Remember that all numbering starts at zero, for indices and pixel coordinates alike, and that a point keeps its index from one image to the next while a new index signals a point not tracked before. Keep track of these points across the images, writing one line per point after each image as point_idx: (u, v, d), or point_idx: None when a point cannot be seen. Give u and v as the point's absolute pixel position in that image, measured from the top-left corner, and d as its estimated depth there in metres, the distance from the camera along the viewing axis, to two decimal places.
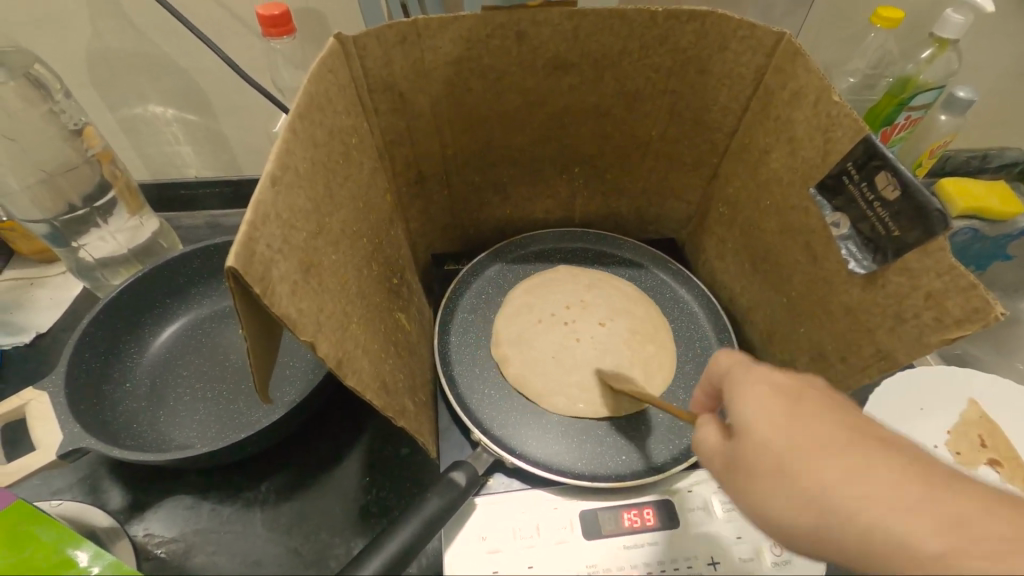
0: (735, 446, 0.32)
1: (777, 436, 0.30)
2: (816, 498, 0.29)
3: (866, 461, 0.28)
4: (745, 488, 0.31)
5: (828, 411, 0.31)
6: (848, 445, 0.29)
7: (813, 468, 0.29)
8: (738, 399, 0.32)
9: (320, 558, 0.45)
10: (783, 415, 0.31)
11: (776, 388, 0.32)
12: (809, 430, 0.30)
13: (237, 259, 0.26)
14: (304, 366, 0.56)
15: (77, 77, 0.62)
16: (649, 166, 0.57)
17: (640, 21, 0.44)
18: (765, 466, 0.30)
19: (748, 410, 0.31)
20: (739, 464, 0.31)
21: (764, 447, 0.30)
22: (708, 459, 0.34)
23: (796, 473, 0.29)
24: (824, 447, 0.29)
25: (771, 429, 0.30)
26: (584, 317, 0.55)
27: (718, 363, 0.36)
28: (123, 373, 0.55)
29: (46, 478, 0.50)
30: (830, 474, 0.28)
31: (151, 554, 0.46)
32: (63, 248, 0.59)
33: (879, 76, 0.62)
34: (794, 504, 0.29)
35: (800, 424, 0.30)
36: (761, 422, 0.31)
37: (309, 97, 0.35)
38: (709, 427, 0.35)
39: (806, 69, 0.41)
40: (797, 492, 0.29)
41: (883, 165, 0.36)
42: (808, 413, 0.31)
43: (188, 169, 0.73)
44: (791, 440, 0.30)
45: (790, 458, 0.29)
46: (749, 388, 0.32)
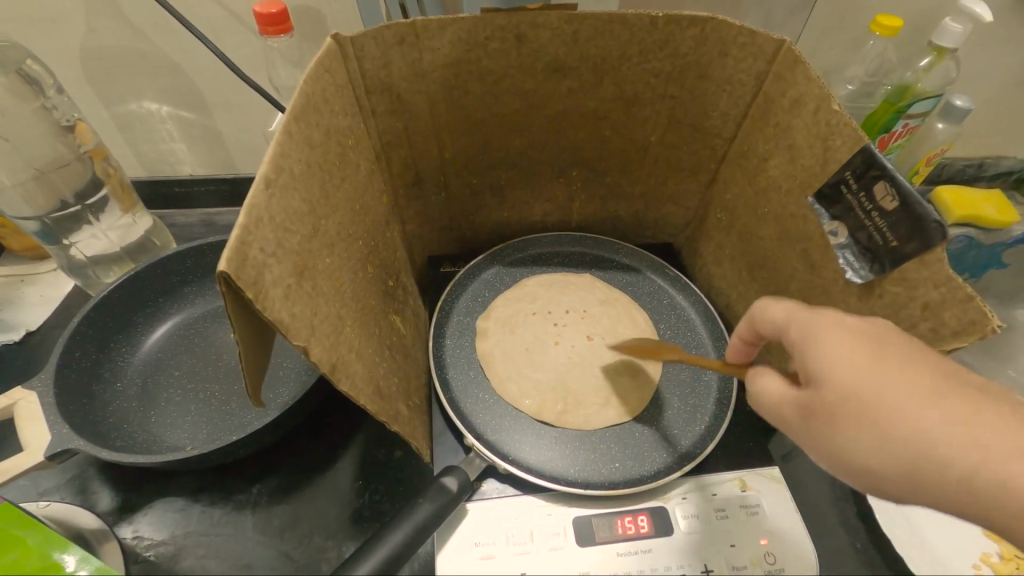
0: (813, 391, 0.33)
1: (860, 385, 0.31)
2: (898, 440, 0.31)
3: (935, 401, 0.31)
4: (826, 435, 0.32)
5: (901, 356, 0.32)
6: (931, 392, 0.31)
7: (898, 411, 0.31)
8: (813, 347, 0.33)
9: (311, 561, 0.45)
10: (858, 360, 0.32)
11: (858, 336, 0.33)
12: (883, 376, 0.31)
13: (229, 263, 0.25)
14: (298, 368, 0.55)
15: (71, 73, 0.61)
16: (649, 171, 0.57)
17: (640, 25, 0.44)
18: (848, 412, 0.31)
19: (825, 359, 0.32)
20: (815, 412, 0.33)
21: (852, 396, 0.31)
22: (776, 410, 0.35)
23: (879, 418, 0.31)
24: (892, 390, 0.31)
25: (853, 374, 0.31)
26: (583, 322, 0.55)
27: (770, 309, 0.37)
28: (114, 372, 0.55)
29: (34, 478, 0.49)
30: (903, 415, 0.31)
31: (141, 557, 0.45)
32: (54, 246, 0.58)
33: (878, 84, 0.62)
34: (893, 440, 0.31)
35: (882, 370, 0.31)
36: (836, 367, 0.32)
37: (305, 98, 0.35)
38: (774, 378, 0.36)
39: (806, 76, 0.41)
40: (883, 433, 0.31)
41: (882, 175, 0.36)
42: (886, 359, 0.32)
43: (182, 167, 0.73)
44: (877, 388, 0.31)
45: (875, 402, 0.31)
46: (825, 338, 0.33)
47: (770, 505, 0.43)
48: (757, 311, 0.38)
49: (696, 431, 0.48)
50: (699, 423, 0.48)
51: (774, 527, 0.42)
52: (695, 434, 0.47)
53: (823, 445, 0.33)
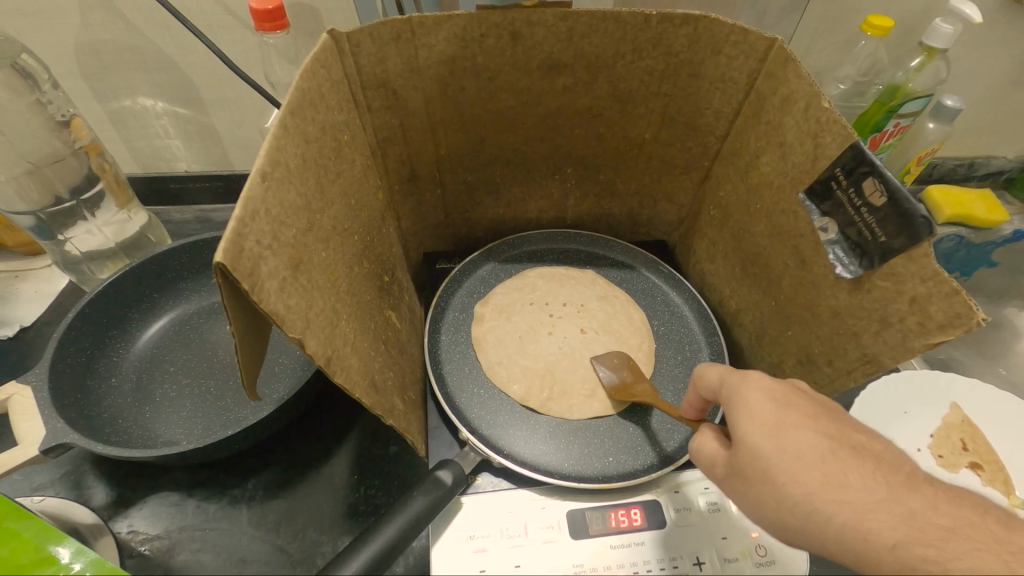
0: (733, 453, 0.35)
1: (770, 446, 0.33)
2: (787, 497, 0.32)
3: (830, 463, 0.32)
4: (743, 494, 0.34)
5: (808, 419, 0.34)
6: (828, 456, 0.33)
7: (792, 472, 0.32)
8: (734, 409, 0.35)
9: (306, 556, 0.45)
10: (770, 422, 0.34)
11: (776, 398, 0.34)
12: (791, 438, 0.33)
13: (225, 255, 0.25)
14: (293, 364, 0.56)
15: (66, 67, 0.61)
16: (643, 168, 0.57)
17: (634, 23, 0.44)
18: (758, 475, 0.33)
19: (745, 416, 0.34)
20: (735, 471, 0.35)
21: (761, 460, 0.33)
22: (705, 465, 0.37)
23: (786, 483, 0.32)
24: (797, 447, 0.33)
25: (758, 434, 0.33)
26: (577, 315, 0.55)
27: (707, 373, 0.39)
28: (108, 368, 0.55)
29: (29, 473, 0.49)
30: (805, 476, 0.32)
31: (136, 551, 0.45)
32: (49, 241, 0.58)
33: (869, 84, 0.63)
34: (779, 501, 0.33)
35: (788, 432, 0.33)
36: (751, 426, 0.34)
37: (301, 93, 0.35)
38: (705, 437, 0.38)
39: (797, 75, 0.41)
40: (777, 494, 0.33)
41: (871, 172, 0.36)
42: (795, 420, 0.34)
43: (177, 163, 0.73)
44: (784, 449, 0.33)
45: (776, 463, 0.32)
46: (744, 396, 0.35)
47: None
48: (695, 374, 0.40)
49: (688, 427, 0.48)
50: None
51: None
52: (687, 430, 0.48)
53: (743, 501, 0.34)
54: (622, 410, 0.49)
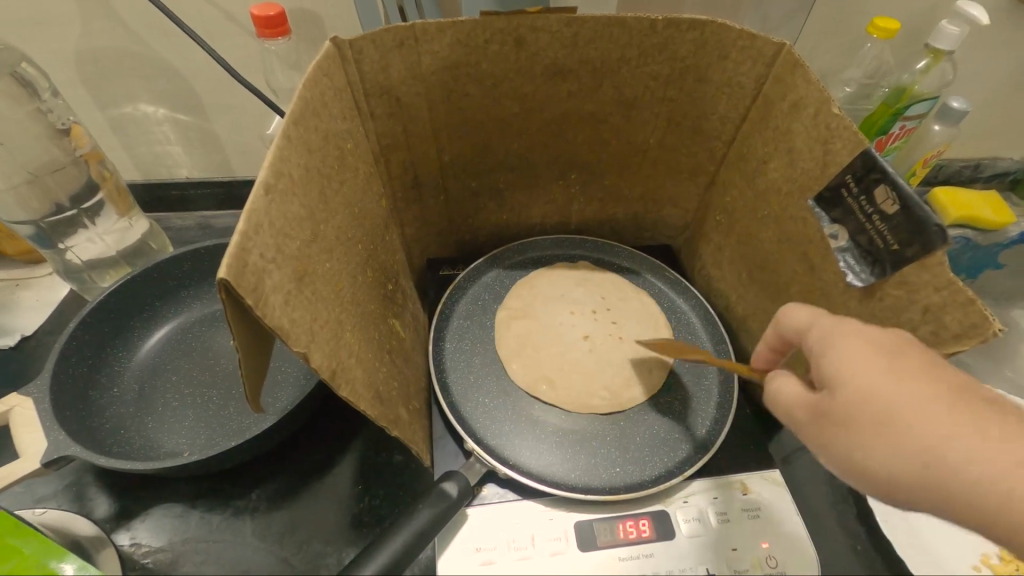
0: (828, 395, 0.32)
1: (871, 388, 0.31)
2: (913, 443, 0.30)
3: (958, 413, 0.30)
4: (841, 435, 0.32)
5: (931, 368, 0.31)
6: (953, 406, 0.30)
7: (914, 421, 0.30)
8: (826, 350, 0.33)
9: (311, 567, 0.45)
10: (871, 366, 0.31)
11: (872, 342, 0.32)
12: (902, 383, 0.31)
13: (229, 271, 0.25)
14: (297, 372, 0.55)
15: (66, 75, 0.61)
16: (648, 173, 0.57)
17: (639, 28, 0.44)
18: (859, 419, 0.31)
19: (846, 364, 0.32)
20: (823, 416, 0.33)
21: (860, 402, 0.31)
22: (790, 412, 0.35)
23: (902, 426, 0.30)
24: (920, 395, 0.30)
25: (875, 380, 0.31)
26: (604, 322, 0.55)
27: (794, 312, 0.36)
28: (110, 377, 0.54)
29: (30, 485, 0.49)
30: (919, 420, 0.30)
31: (139, 564, 0.45)
32: (50, 250, 0.58)
33: (875, 86, 0.61)
34: (895, 443, 0.30)
35: (912, 380, 0.31)
36: (858, 369, 0.31)
37: (303, 102, 0.35)
38: (792, 382, 0.35)
39: (806, 80, 0.41)
40: (897, 437, 0.30)
41: (882, 178, 0.36)
42: (909, 366, 0.31)
43: (179, 170, 0.72)
44: (891, 394, 0.30)
45: (897, 407, 0.30)
46: (849, 343, 0.32)
47: (772, 509, 0.43)
48: (783, 312, 0.37)
49: (698, 435, 0.47)
50: (700, 427, 0.48)
51: (774, 530, 0.42)
52: (697, 438, 0.47)
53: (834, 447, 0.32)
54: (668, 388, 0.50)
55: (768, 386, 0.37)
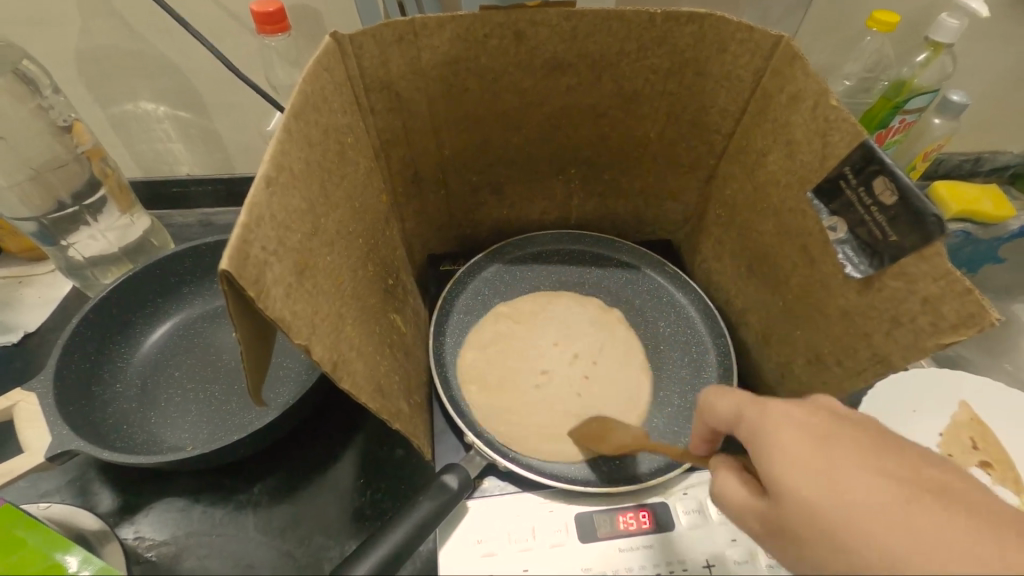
0: (769, 504, 0.31)
1: (817, 493, 0.29)
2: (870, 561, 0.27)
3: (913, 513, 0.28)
4: (799, 556, 0.30)
5: (860, 455, 0.30)
6: (905, 499, 0.28)
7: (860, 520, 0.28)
8: (759, 445, 0.32)
9: (313, 560, 0.45)
10: (809, 461, 0.30)
11: (803, 430, 0.31)
12: (843, 472, 0.29)
13: (230, 262, 0.25)
14: (299, 367, 0.55)
15: (66, 73, 0.61)
16: (647, 169, 0.57)
17: (638, 22, 0.44)
18: (810, 528, 0.29)
19: (776, 462, 0.31)
20: (776, 525, 0.31)
21: (807, 507, 0.29)
22: (739, 519, 0.33)
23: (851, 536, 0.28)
24: (865, 483, 0.29)
25: (807, 480, 0.29)
26: (580, 367, 0.52)
27: (719, 403, 0.37)
28: (113, 374, 0.55)
29: (35, 480, 0.49)
30: (877, 519, 0.28)
31: (143, 557, 0.45)
32: (52, 247, 0.58)
33: (875, 79, 0.62)
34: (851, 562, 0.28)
35: (854, 471, 0.29)
36: (788, 471, 0.30)
37: (304, 96, 0.35)
38: (733, 481, 0.34)
39: (805, 72, 0.41)
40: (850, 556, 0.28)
41: (882, 170, 0.36)
42: (846, 461, 0.30)
43: (180, 167, 0.72)
44: (837, 490, 0.29)
45: (843, 512, 0.28)
46: (774, 437, 0.31)
47: None
48: (707, 403, 0.37)
49: (695, 430, 0.49)
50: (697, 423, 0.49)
51: None
52: (694, 433, 0.48)
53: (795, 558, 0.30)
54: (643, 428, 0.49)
55: (716, 484, 0.36)
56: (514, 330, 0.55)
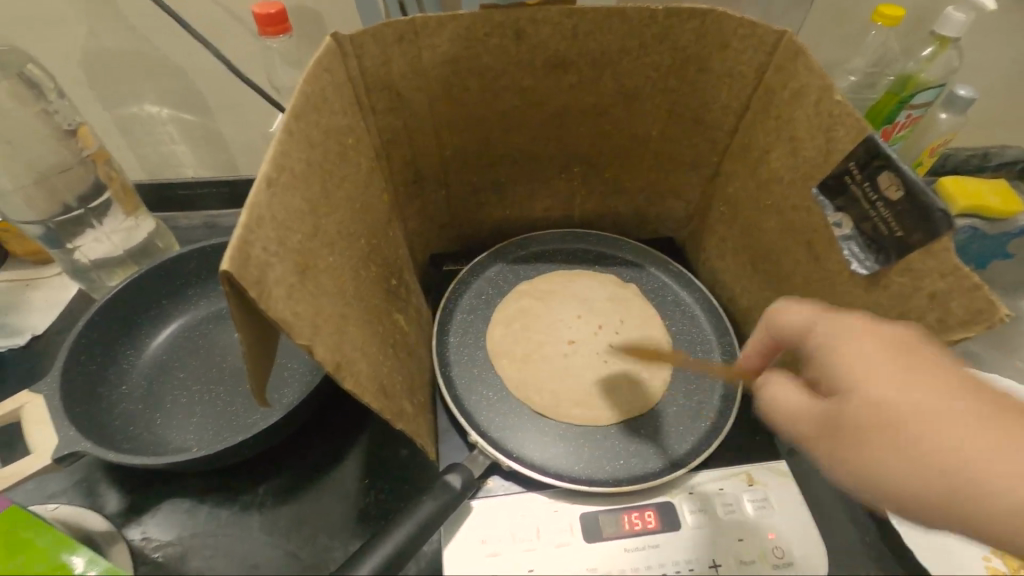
0: (836, 406, 0.31)
1: (892, 394, 0.29)
2: (932, 462, 0.28)
3: (993, 428, 0.28)
4: (852, 455, 0.31)
5: (946, 369, 0.30)
6: (988, 415, 0.28)
7: (933, 427, 0.28)
8: (831, 353, 0.32)
9: (318, 561, 0.45)
10: (891, 370, 0.30)
11: (881, 342, 0.31)
12: (925, 387, 0.29)
13: (231, 263, 0.25)
14: (302, 368, 0.55)
15: (72, 77, 0.61)
16: (650, 167, 0.56)
17: (640, 18, 0.43)
18: (879, 430, 0.29)
19: (854, 369, 0.31)
20: (837, 426, 0.31)
21: (882, 411, 0.29)
22: (793, 423, 0.34)
23: (922, 436, 0.28)
24: (940, 396, 0.29)
25: (882, 384, 0.30)
26: (605, 338, 0.53)
27: (790, 313, 0.36)
28: (119, 375, 0.55)
29: (41, 481, 0.49)
30: (949, 429, 0.28)
31: (149, 558, 0.45)
32: (58, 250, 0.58)
33: (880, 74, 0.61)
34: (908, 463, 0.29)
35: (935, 385, 0.29)
36: (871, 379, 0.30)
37: (304, 97, 0.35)
38: (793, 391, 0.34)
39: (808, 67, 0.40)
40: (907, 452, 0.29)
41: (886, 165, 0.36)
42: (928, 372, 0.30)
43: (184, 169, 0.73)
44: (914, 399, 0.29)
45: (913, 411, 0.29)
46: (855, 342, 0.31)
47: (777, 499, 0.44)
48: (776, 313, 0.37)
49: (701, 428, 0.47)
50: (704, 420, 0.48)
51: (779, 519, 0.43)
52: (701, 431, 0.47)
53: (852, 457, 0.31)
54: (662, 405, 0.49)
55: (765, 392, 0.36)
56: (533, 306, 0.56)
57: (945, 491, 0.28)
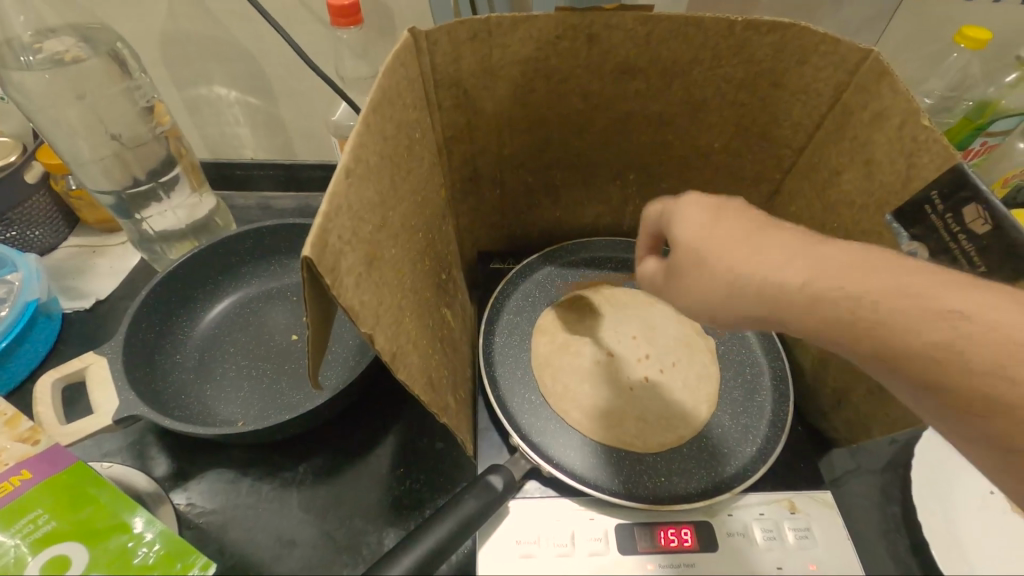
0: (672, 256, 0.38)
1: (705, 235, 0.36)
2: (727, 275, 0.34)
3: (805, 246, 0.34)
4: (683, 287, 0.36)
5: (745, 214, 0.36)
6: (758, 234, 0.35)
7: (733, 254, 0.34)
8: (674, 219, 0.38)
9: (352, 544, 0.46)
10: (702, 219, 0.36)
11: (710, 203, 0.37)
12: (725, 224, 0.36)
13: (312, 250, 0.26)
14: (348, 352, 0.57)
15: (151, 55, 0.64)
16: (707, 179, 0.55)
17: (716, 29, 0.42)
18: (697, 264, 0.35)
19: (681, 221, 0.37)
20: (676, 271, 0.37)
21: (696, 250, 0.36)
22: (652, 281, 0.40)
23: (734, 260, 0.34)
24: (742, 231, 0.35)
25: (698, 229, 0.36)
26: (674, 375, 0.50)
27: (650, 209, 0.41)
28: (174, 345, 0.58)
29: (99, 440, 0.52)
30: (737, 247, 0.34)
31: (193, 523, 0.47)
32: (128, 220, 0.62)
33: (958, 99, 0.57)
34: (733, 281, 0.34)
35: (751, 226, 0.35)
36: (687, 227, 0.36)
37: (382, 91, 0.36)
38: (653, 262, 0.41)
39: (892, 89, 0.39)
40: (712, 274, 0.35)
41: (974, 197, 0.35)
42: (728, 218, 0.36)
43: (245, 151, 0.75)
44: (721, 235, 0.35)
45: (729, 237, 0.35)
46: (687, 201, 0.38)
47: (821, 531, 0.43)
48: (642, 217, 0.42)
49: (747, 453, 0.46)
50: (750, 444, 0.47)
51: (822, 551, 0.42)
52: (745, 456, 0.46)
53: (684, 294, 0.37)
54: (709, 423, 0.48)
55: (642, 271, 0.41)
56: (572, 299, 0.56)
57: (738, 297, 0.34)
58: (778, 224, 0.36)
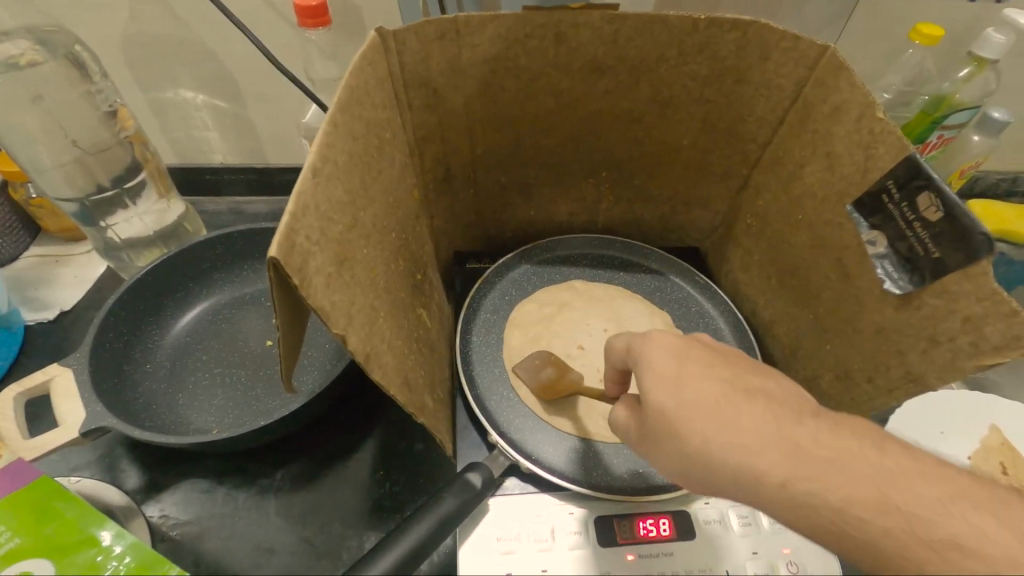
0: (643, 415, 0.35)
1: (678, 401, 0.33)
2: (693, 451, 0.31)
3: (742, 414, 0.32)
4: (654, 451, 0.34)
5: (713, 367, 0.34)
6: (740, 402, 0.32)
7: (707, 435, 0.31)
8: (639, 362, 0.36)
9: (333, 549, 0.46)
10: (670, 374, 0.34)
11: (676, 349, 0.35)
12: (689, 387, 0.33)
13: (278, 249, 0.26)
14: (324, 356, 0.56)
15: (112, 58, 0.63)
16: (676, 176, 0.56)
17: (681, 27, 0.43)
18: (663, 431, 0.33)
19: (650, 376, 0.34)
20: (647, 430, 0.34)
21: (664, 413, 0.33)
22: (622, 428, 0.37)
23: (711, 437, 0.31)
24: (712, 395, 0.32)
25: (664, 392, 0.33)
26: None
27: (616, 344, 0.40)
28: (144, 354, 0.56)
29: (66, 454, 0.50)
30: (711, 423, 0.31)
31: (167, 535, 0.46)
32: (91, 227, 0.60)
33: (915, 93, 0.60)
34: (707, 464, 0.31)
35: (701, 389, 0.33)
36: (656, 386, 0.34)
37: (349, 90, 0.35)
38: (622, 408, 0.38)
39: (850, 83, 0.40)
40: (683, 447, 0.32)
41: (928, 185, 0.36)
42: (698, 372, 0.33)
43: (214, 155, 0.74)
44: (683, 399, 0.33)
45: (689, 401, 0.32)
46: (653, 343, 0.36)
47: None
48: (609, 344, 0.41)
49: None
50: None
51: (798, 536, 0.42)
52: None
53: (655, 454, 0.34)
54: None
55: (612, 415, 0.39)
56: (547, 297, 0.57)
57: (709, 476, 0.31)
58: (750, 383, 0.33)
